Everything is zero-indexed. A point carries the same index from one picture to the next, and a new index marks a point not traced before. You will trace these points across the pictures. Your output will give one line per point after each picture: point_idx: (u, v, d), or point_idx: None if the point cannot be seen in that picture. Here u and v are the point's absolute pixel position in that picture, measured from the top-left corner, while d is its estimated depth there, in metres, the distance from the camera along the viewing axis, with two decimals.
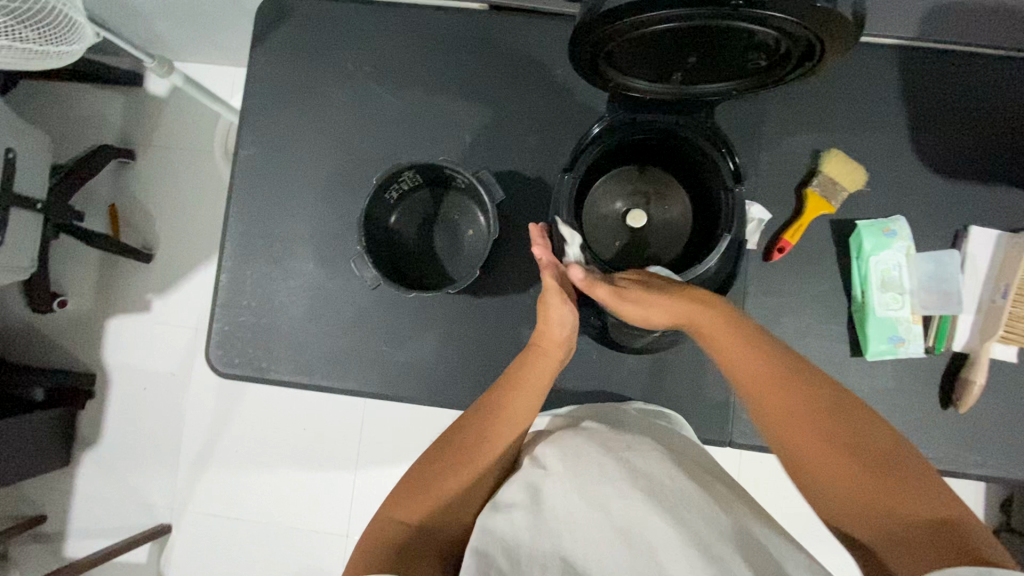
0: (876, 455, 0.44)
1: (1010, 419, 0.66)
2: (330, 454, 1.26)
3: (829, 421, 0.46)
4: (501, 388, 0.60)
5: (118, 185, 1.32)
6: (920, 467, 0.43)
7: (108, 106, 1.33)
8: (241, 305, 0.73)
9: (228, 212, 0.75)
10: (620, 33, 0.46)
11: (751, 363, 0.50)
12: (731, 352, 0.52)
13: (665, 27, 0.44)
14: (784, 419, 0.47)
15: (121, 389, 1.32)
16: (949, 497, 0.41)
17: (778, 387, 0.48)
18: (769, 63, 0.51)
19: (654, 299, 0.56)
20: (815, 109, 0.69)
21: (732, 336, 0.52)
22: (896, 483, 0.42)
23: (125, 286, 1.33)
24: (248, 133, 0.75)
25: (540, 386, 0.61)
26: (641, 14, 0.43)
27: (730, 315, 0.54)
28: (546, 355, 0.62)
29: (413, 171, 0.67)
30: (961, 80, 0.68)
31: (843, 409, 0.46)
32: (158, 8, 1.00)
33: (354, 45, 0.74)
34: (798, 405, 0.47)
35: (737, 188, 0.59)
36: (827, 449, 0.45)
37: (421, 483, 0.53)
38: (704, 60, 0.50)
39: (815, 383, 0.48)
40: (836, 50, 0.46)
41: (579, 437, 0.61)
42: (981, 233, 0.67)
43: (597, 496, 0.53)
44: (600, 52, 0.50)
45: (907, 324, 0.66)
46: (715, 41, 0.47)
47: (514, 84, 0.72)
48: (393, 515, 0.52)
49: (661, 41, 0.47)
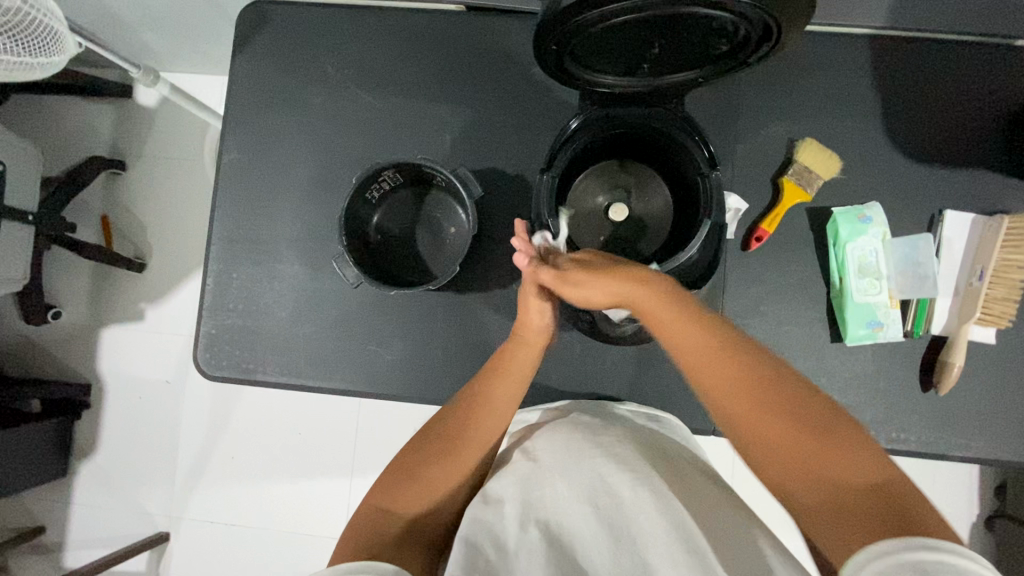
0: (818, 428, 0.44)
1: (990, 400, 0.67)
2: (325, 458, 1.26)
3: (772, 400, 0.47)
4: (481, 383, 0.61)
5: (110, 197, 1.33)
6: (858, 434, 0.44)
7: (98, 118, 1.34)
8: (228, 309, 0.74)
9: (214, 217, 0.75)
10: (581, 30, 0.47)
11: (692, 337, 0.51)
12: (672, 326, 0.52)
13: (624, 19, 0.45)
14: (735, 404, 0.48)
15: (117, 398, 1.32)
16: (884, 461, 0.43)
17: (724, 373, 0.49)
18: (730, 49, 0.52)
19: (595, 282, 0.55)
20: (789, 99, 0.70)
21: (670, 315, 0.52)
22: (839, 456, 0.43)
23: (119, 296, 1.33)
24: (231, 138, 0.76)
25: (520, 379, 0.61)
26: (600, 8, 0.44)
27: (670, 291, 0.53)
28: (526, 348, 0.63)
29: (393, 170, 0.67)
30: (932, 66, 0.69)
31: (783, 386, 0.47)
32: (144, 18, 1.01)
33: (334, 49, 0.75)
34: (745, 389, 0.47)
35: (713, 174, 0.59)
36: (772, 427, 0.46)
37: (405, 474, 0.54)
38: (667, 50, 0.51)
39: (757, 364, 0.49)
40: (793, 29, 0.47)
41: (569, 430, 0.62)
42: (956, 216, 0.68)
43: (584, 489, 0.53)
44: (564, 50, 0.50)
45: (885, 309, 0.67)
46: (676, 29, 0.48)
47: (492, 83, 0.73)
48: (377, 504, 0.52)
49: (623, 34, 0.48)
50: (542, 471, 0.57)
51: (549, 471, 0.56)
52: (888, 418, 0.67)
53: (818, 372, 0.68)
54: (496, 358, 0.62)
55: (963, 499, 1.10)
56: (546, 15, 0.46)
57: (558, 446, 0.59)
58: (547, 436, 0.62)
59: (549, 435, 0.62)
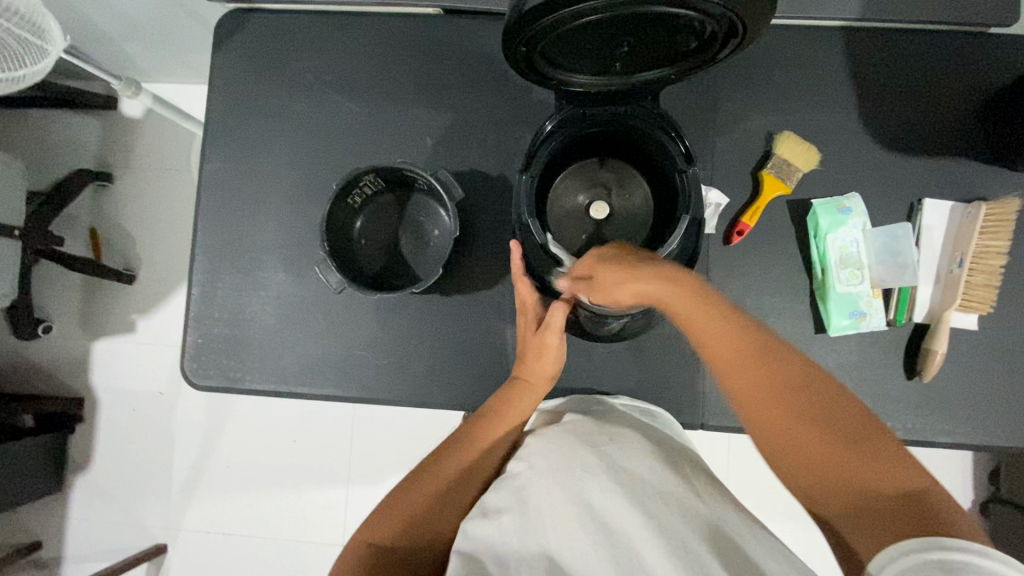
0: (849, 436, 0.46)
1: (973, 385, 0.68)
2: (321, 465, 1.26)
3: (801, 407, 0.47)
4: (473, 423, 0.64)
5: (97, 209, 1.33)
6: (889, 443, 0.45)
7: (84, 130, 1.34)
8: (214, 318, 0.74)
9: (197, 226, 0.75)
10: (547, 31, 0.47)
11: (728, 342, 0.50)
12: (712, 333, 0.50)
13: (589, 19, 0.46)
14: (767, 408, 0.48)
15: (110, 411, 1.32)
16: (914, 469, 0.44)
17: (764, 378, 0.48)
18: (699, 45, 0.52)
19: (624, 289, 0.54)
20: (765, 93, 0.71)
21: (711, 321, 0.51)
22: (869, 464, 0.44)
23: (109, 308, 1.33)
24: (212, 147, 0.76)
25: (512, 420, 0.64)
26: (563, 11, 0.44)
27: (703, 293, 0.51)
28: (521, 387, 0.65)
29: (373, 175, 0.67)
30: (907, 56, 0.70)
31: (813, 392, 0.48)
32: (125, 30, 1.01)
33: (312, 56, 0.75)
34: (773, 395, 0.48)
35: (690, 169, 0.60)
36: (799, 432, 0.47)
37: (400, 504, 0.57)
38: (636, 48, 0.52)
39: (787, 370, 0.49)
40: (759, 24, 0.47)
41: (563, 432, 0.61)
42: (934, 205, 0.68)
43: (578, 492, 0.53)
44: (534, 51, 0.51)
45: (867, 298, 0.67)
46: (644, 28, 0.48)
47: (471, 85, 0.73)
48: (371, 535, 0.55)
49: (590, 34, 0.49)
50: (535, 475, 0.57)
51: (543, 474, 0.56)
52: (873, 407, 0.68)
53: None
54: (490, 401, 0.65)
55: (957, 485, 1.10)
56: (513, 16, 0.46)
57: (551, 449, 0.59)
58: (540, 440, 0.62)
59: (543, 439, 0.62)
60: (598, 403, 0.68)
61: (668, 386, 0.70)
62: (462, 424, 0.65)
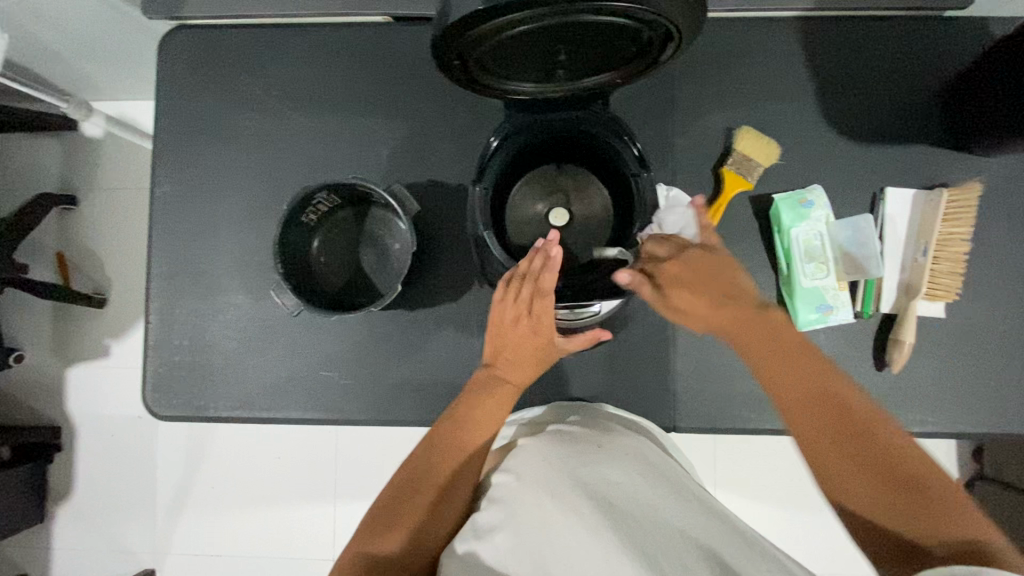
0: (909, 482, 0.44)
1: (943, 374, 0.67)
2: (305, 482, 1.24)
3: (865, 448, 0.46)
4: (449, 425, 0.59)
5: (64, 233, 1.29)
6: (954, 493, 0.43)
7: (45, 153, 1.30)
8: (175, 345, 0.72)
9: (152, 252, 0.73)
10: (478, 43, 0.47)
11: (789, 375, 0.50)
12: (772, 364, 0.51)
13: (517, 30, 0.46)
14: (823, 444, 0.47)
15: (88, 438, 1.28)
16: (975, 520, 0.42)
17: (820, 412, 0.48)
18: (638, 51, 0.52)
19: (702, 306, 0.54)
20: (724, 88, 0.70)
21: (774, 348, 0.51)
22: (930, 514, 0.43)
23: (81, 334, 1.30)
24: (165, 169, 0.74)
25: (493, 423, 0.60)
26: (487, 23, 0.44)
27: (778, 325, 0.52)
28: (501, 387, 0.61)
29: (326, 192, 0.66)
30: (865, 45, 0.69)
31: (875, 433, 0.46)
32: (74, 49, 0.97)
33: (262, 71, 0.73)
34: (835, 430, 0.47)
35: (643, 173, 0.60)
36: (854, 472, 0.46)
37: (388, 518, 0.53)
38: (575, 56, 0.51)
39: (852, 407, 0.48)
40: (690, 27, 0.47)
41: (548, 442, 0.59)
42: (896, 193, 0.68)
43: (571, 499, 0.50)
44: (469, 63, 0.51)
45: (834, 291, 0.67)
46: (578, 37, 0.48)
47: (426, 94, 0.72)
48: (361, 548, 0.52)
49: (523, 45, 0.49)
50: (523, 487, 0.54)
51: (530, 485, 0.53)
52: None
53: None
54: (462, 399, 0.61)
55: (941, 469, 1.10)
56: (442, 24, 0.46)
57: (539, 461, 0.56)
58: (525, 450, 0.60)
59: (528, 450, 0.59)
60: (579, 410, 0.67)
61: (639, 390, 0.69)
62: (441, 419, 0.60)
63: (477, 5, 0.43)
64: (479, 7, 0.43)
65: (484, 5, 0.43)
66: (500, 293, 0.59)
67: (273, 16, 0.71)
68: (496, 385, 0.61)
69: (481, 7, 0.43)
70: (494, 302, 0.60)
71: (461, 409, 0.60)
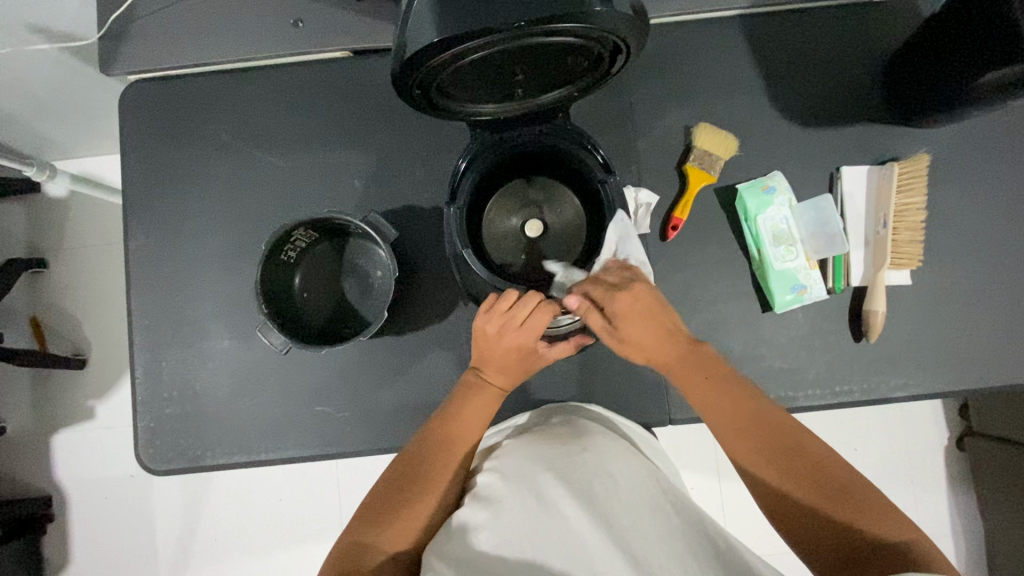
0: (842, 490, 0.49)
1: (918, 336, 0.70)
2: (311, 522, 1.22)
3: (796, 458, 0.51)
4: (438, 421, 0.60)
5: (35, 297, 1.26)
6: (878, 496, 0.48)
7: (8, 218, 1.27)
8: (165, 398, 0.72)
9: (131, 307, 0.73)
10: (435, 72, 0.49)
11: (724, 404, 0.56)
12: (709, 396, 0.57)
13: (471, 58, 0.48)
14: (762, 459, 0.52)
15: (80, 505, 1.24)
16: (908, 526, 0.47)
17: (747, 433, 0.54)
18: (590, 65, 0.54)
19: (643, 339, 0.59)
20: (677, 89, 0.73)
21: (706, 379, 0.57)
22: (865, 513, 0.47)
23: (62, 399, 1.26)
24: (138, 224, 0.74)
25: (480, 421, 0.60)
26: (443, 53, 0.46)
27: (704, 356, 0.58)
28: (487, 389, 0.61)
29: (304, 228, 0.66)
30: (803, 36, 0.73)
31: (810, 448, 0.52)
32: (34, 111, 0.96)
33: (227, 116, 0.74)
34: (773, 451, 0.52)
35: (609, 179, 0.64)
36: (788, 478, 0.51)
37: (384, 509, 0.53)
38: (530, 75, 0.54)
39: (782, 425, 0.54)
40: (636, 39, 0.49)
41: (532, 442, 0.60)
42: (852, 171, 0.71)
43: (553, 497, 0.51)
44: (430, 91, 0.53)
45: (806, 271, 0.69)
46: (530, 59, 0.50)
47: (391, 121, 0.73)
48: (355, 538, 0.52)
49: (479, 69, 0.51)
50: (507, 487, 0.54)
51: (514, 485, 0.54)
52: (830, 372, 0.69)
53: (756, 341, 0.70)
54: (448, 399, 0.61)
55: (931, 430, 1.13)
56: (400, 58, 0.48)
57: (523, 459, 0.57)
58: (511, 450, 0.60)
59: (513, 450, 0.60)
60: (562, 411, 0.67)
61: (632, 386, 0.71)
62: (433, 418, 0.60)
63: (431, 37, 0.45)
64: (434, 39, 0.45)
65: (441, 35, 0.45)
66: (484, 306, 0.61)
67: (233, 62, 0.72)
68: (483, 386, 0.61)
69: (437, 39, 0.45)
70: (479, 311, 0.61)
71: (449, 408, 0.60)
